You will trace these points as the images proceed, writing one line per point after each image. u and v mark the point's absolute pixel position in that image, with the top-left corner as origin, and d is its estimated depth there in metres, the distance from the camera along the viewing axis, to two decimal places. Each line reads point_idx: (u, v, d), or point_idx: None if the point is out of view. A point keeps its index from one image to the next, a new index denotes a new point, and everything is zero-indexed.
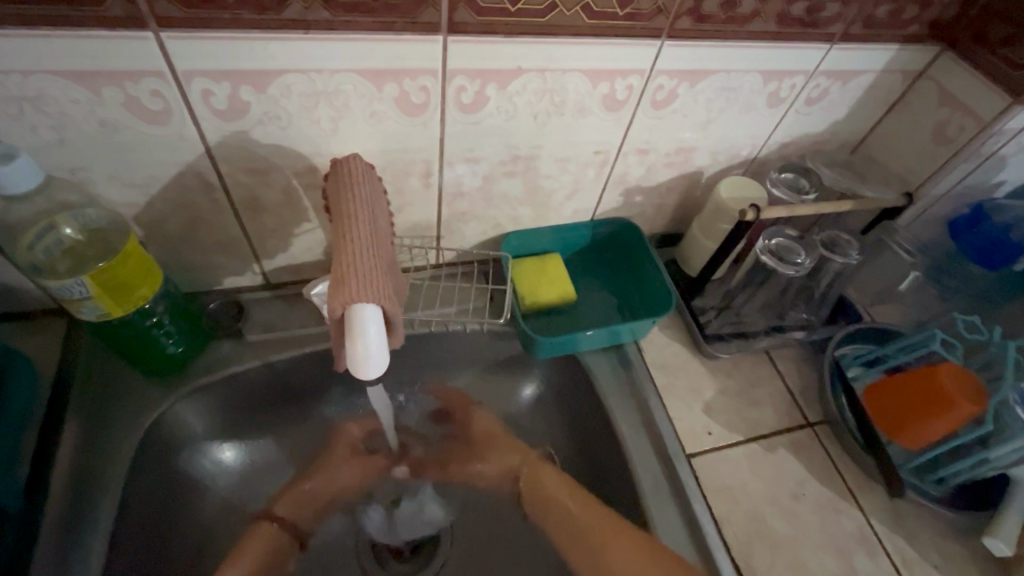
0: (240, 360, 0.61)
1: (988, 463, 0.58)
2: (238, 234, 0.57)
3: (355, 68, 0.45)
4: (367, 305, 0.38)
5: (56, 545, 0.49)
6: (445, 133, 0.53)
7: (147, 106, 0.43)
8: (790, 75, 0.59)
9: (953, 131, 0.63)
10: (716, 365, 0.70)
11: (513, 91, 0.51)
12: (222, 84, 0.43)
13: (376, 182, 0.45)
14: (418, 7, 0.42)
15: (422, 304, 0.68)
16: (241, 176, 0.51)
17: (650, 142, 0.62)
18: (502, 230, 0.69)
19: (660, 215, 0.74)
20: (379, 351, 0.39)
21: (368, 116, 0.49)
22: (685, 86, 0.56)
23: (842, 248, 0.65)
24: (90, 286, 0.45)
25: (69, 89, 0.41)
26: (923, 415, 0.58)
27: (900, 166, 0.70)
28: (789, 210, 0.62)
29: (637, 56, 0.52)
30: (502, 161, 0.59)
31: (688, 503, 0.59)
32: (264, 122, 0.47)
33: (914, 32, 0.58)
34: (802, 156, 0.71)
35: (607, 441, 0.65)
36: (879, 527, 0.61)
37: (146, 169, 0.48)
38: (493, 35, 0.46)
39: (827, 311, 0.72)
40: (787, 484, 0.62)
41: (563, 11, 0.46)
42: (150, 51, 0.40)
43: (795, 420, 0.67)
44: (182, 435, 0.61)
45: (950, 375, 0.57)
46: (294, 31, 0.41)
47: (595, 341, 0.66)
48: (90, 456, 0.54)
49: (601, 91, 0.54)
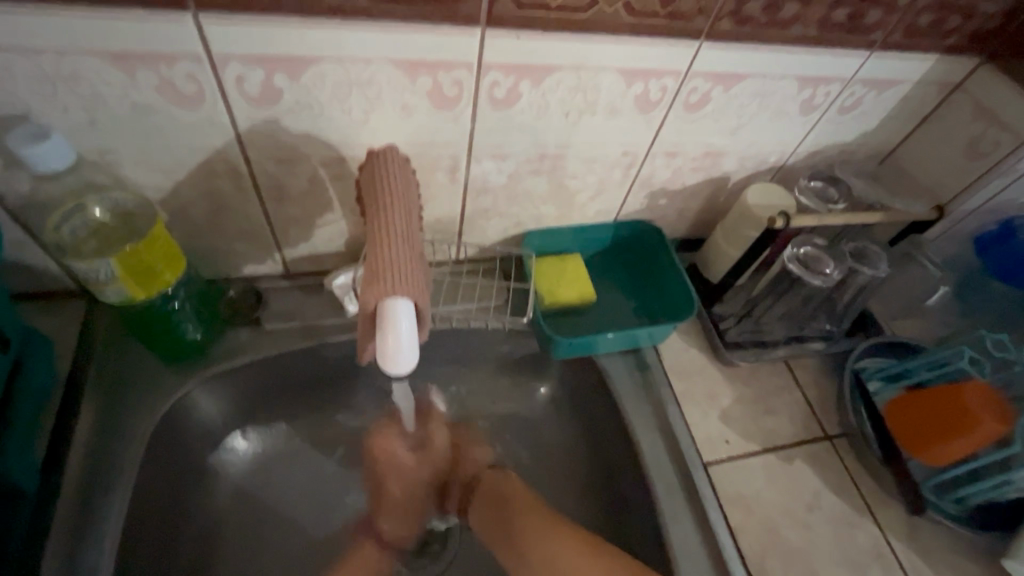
0: (256, 348, 0.61)
1: (1009, 484, 0.56)
2: (262, 222, 0.56)
3: (390, 58, 0.44)
4: (400, 299, 0.38)
5: (72, 526, 0.49)
6: (474, 128, 0.53)
7: (180, 90, 0.43)
8: (826, 82, 0.58)
9: (987, 146, 0.62)
10: (734, 373, 0.69)
11: (546, 88, 0.50)
12: (256, 70, 0.43)
13: (410, 175, 0.45)
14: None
15: (440, 299, 0.67)
16: (269, 163, 0.50)
17: (679, 145, 0.61)
18: (524, 228, 0.68)
19: (683, 219, 0.74)
20: (409, 346, 0.38)
21: (399, 108, 0.49)
22: (719, 89, 0.55)
23: (870, 259, 0.64)
24: (117, 269, 0.45)
25: (104, 69, 0.40)
26: (944, 432, 0.58)
27: (930, 179, 0.69)
28: (818, 220, 0.61)
29: (674, 57, 0.51)
30: (530, 158, 0.58)
31: (704, 510, 0.58)
32: (296, 110, 0.47)
33: (956, 43, 0.56)
34: (831, 165, 0.70)
35: (622, 445, 0.65)
36: (895, 543, 0.60)
37: (174, 153, 0.47)
38: (531, 30, 0.45)
39: (849, 323, 0.71)
40: (804, 496, 0.61)
41: (603, 9, 0.45)
42: (187, 34, 0.39)
43: (813, 432, 0.66)
44: (197, 421, 0.60)
45: (974, 393, 0.57)
46: (331, 19, 0.41)
47: (614, 344, 0.65)
48: (107, 439, 0.53)
49: (635, 91, 0.53)
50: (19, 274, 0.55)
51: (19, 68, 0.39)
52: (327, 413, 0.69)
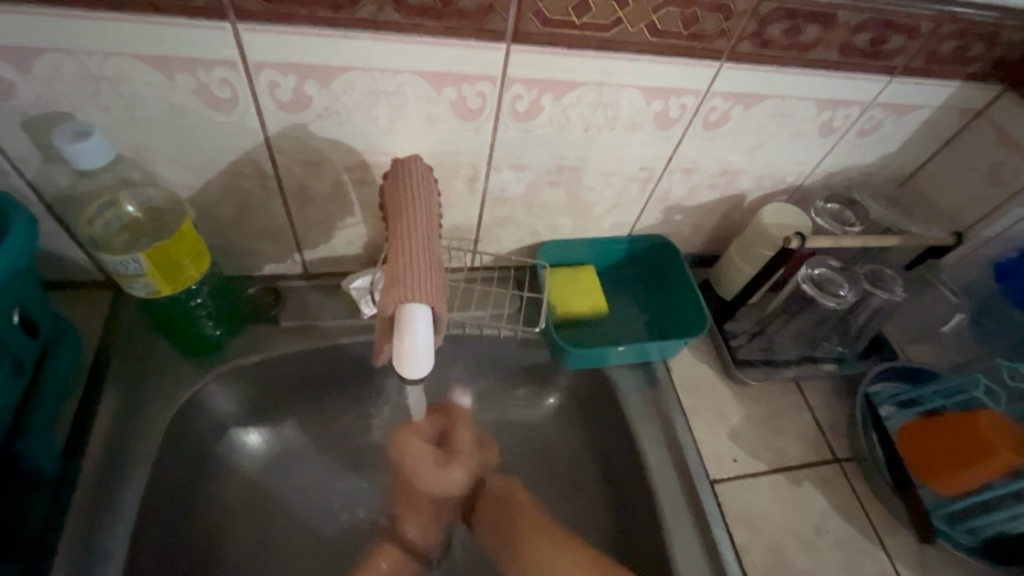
0: (273, 345, 0.62)
1: (1021, 516, 0.56)
2: (284, 223, 0.58)
3: (418, 70, 0.46)
4: (418, 304, 0.39)
5: (87, 511, 0.50)
6: (495, 139, 0.54)
7: (215, 94, 0.44)
8: (845, 105, 0.58)
9: (1008, 173, 0.62)
10: (744, 390, 0.69)
11: (567, 103, 0.52)
12: (288, 77, 0.44)
13: (433, 183, 0.45)
14: (486, 15, 0.43)
15: (454, 305, 0.68)
16: (295, 167, 0.52)
17: (696, 162, 0.62)
18: (540, 238, 0.69)
19: (698, 235, 0.74)
20: (425, 349, 0.39)
21: (423, 118, 0.50)
22: (739, 108, 0.56)
23: (886, 283, 0.64)
24: (145, 264, 0.46)
25: (145, 72, 0.42)
26: (961, 462, 0.57)
27: (950, 204, 0.68)
28: (835, 241, 0.61)
29: (694, 76, 0.52)
30: (549, 170, 0.59)
31: (709, 528, 0.58)
32: (324, 116, 0.48)
33: (978, 70, 0.56)
34: (849, 187, 0.70)
35: (629, 458, 0.65)
36: (903, 571, 0.59)
37: (206, 153, 0.49)
38: (555, 47, 0.46)
39: (862, 346, 0.71)
40: (812, 519, 0.61)
41: (626, 28, 0.46)
42: (225, 41, 0.41)
43: (823, 454, 0.66)
44: (213, 414, 0.62)
45: (991, 426, 0.56)
46: (362, 31, 0.42)
47: (624, 356, 0.66)
48: (125, 428, 0.55)
49: (655, 108, 0.54)
50: (49, 265, 0.57)
51: (67, 68, 0.41)
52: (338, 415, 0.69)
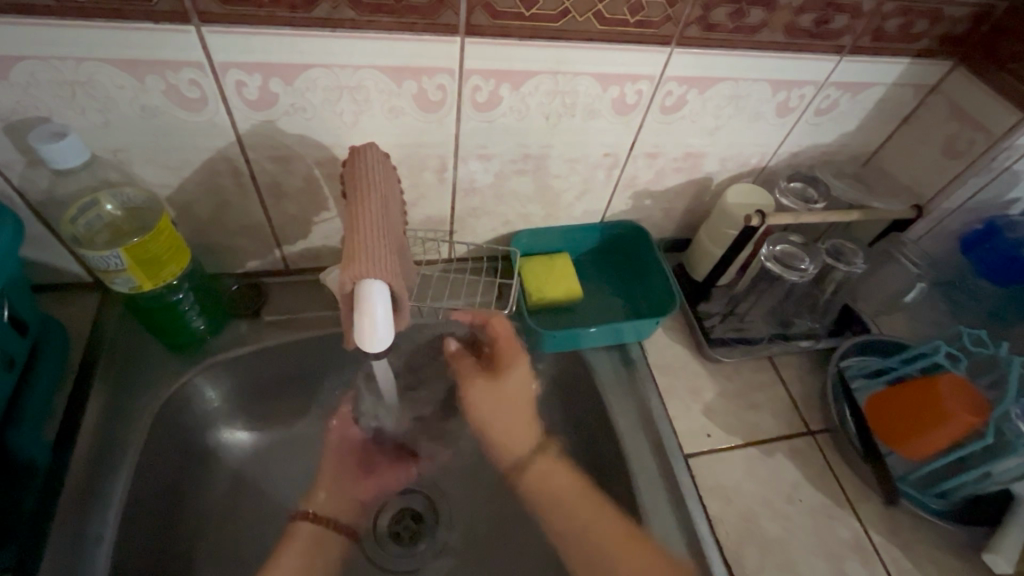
0: (253, 338, 0.64)
1: (990, 477, 0.57)
2: (262, 219, 0.60)
3: (378, 65, 0.48)
4: (375, 281, 0.39)
5: (78, 501, 0.52)
6: (458, 130, 0.56)
7: (185, 95, 0.47)
8: (798, 85, 0.60)
9: (963, 146, 0.64)
10: (718, 368, 0.71)
11: (525, 93, 0.54)
12: (253, 76, 0.47)
13: (389, 168, 0.47)
14: (439, 10, 0.45)
15: (429, 295, 0.71)
16: (268, 163, 0.54)
17: (659, 147, 0.64)
18: (513, 227, 0.71)
19: (669, 219, 0.76)
20: (385, 324, 0.40)
21: (387, 112, 0.52)
22: (693, 92, 0.58)
23: (847, 257, 0.66)
24: (125, 259, 0.48)
25: (117, 76, 0.44)
26: (923, 425, 0.58)
27: (910, 179, 0.70)
28: (795, 217, 0.63)
29: (646, 62, 0.54)
30: (514, 159, 0.61)
31: (683, 501, 0.59)
32: (291, 113, 0.50)
33: (926, 46, 0.58)
34: (812, 167, 0.72)
35: (605, 436, 0.67)
36: (874, 536, 0.60)
37: (182, 153, 0.52)
38: (506, 38, 0.48)
39: (831, 321, 0.74)
40: (784, 489, 0.62)
41: (575, 18, 0.48)
42: (190, 44, 0.43)
43: (794, 427, 0.67)
44: (201, 407, 0.64)
45: (951, 386, 0.57)
46: (320, 30, 0.44)
47: (598, 338, 0.67)
48: (113, 421, 0.57)
49: (611, 94, 0.56)
50: (36, 267, 0.60)
51: (41, 75, 0.43)
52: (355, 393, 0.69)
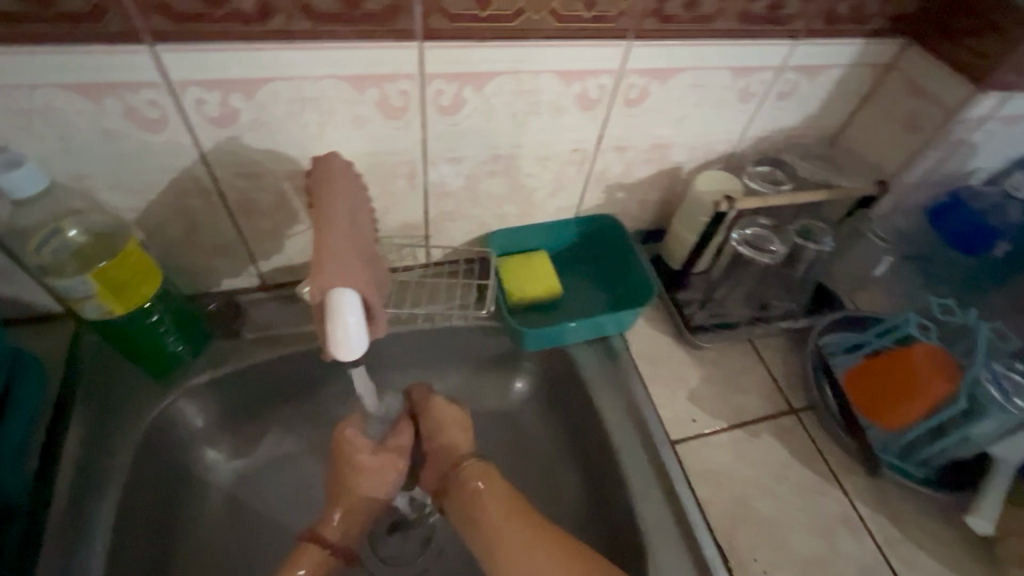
0: (235, 357, 0.64)
1: (969, 441, 0.58)
2: (234, 237, 0.60)
3: (339, 75, 0.48)
4: (345, 290, 0.39)
5: (61, 535, 0.51)
6: (425, 135, 0.56)
7: (145, 115, 0.46)
8: (758, 71, 0.61)
9: (922, 121, 0.65)
10: (700, 354, 0.72)
11: (489, 93, 0.54)
12: (212, 93, 0.46)
13: (354, 177, 0.47)
14: (395, 16, 0.45)
15: (411, 301, 0.71)
16: (236, 180, 0.54)
17: (627, 140, 0.65)
18: (489, 228, 0.72)
19: (643, 210, 0.77)
20: (357, 333, 0.39)
21: (352, 121, 0.52)
22: (656, 83, 0.59)
23: (816, 235, 0.68)
24: (92, 284, 0.48)
25: (73, 101, 0.44)
26: (899, 395, 0.59)
27: (874, 157, 0.71)
28: (764, 201, 0.64)
29: (607, 57, 0.54)
30: (484, 161, 0.61)
31: (673, 488, 0.60)
32: (255, 128, 0.50)
33: (877, 27, 0.60)
34: (779, 150, 0.74)
35: (593, 429, 0.67)
36: (862, 508, 0.61)
37: (147, 175, 0.51)
38: (465, 40, 0.49)
39: (806, 297, 0.74)
40: (771, 468, 0.63)
41: (531, 16, 0.48)
42: (146, 63, 0.43)
43: (778, 407, 0.68)
44: (185, 430, 0.63)
45: (923, 354, 0.58)
46: (277, 42, 0.44)
47: (580, 332, 0.68)
48: (95, 451, 0.56)
49: (575, 90, 0.57)
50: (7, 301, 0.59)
51: None
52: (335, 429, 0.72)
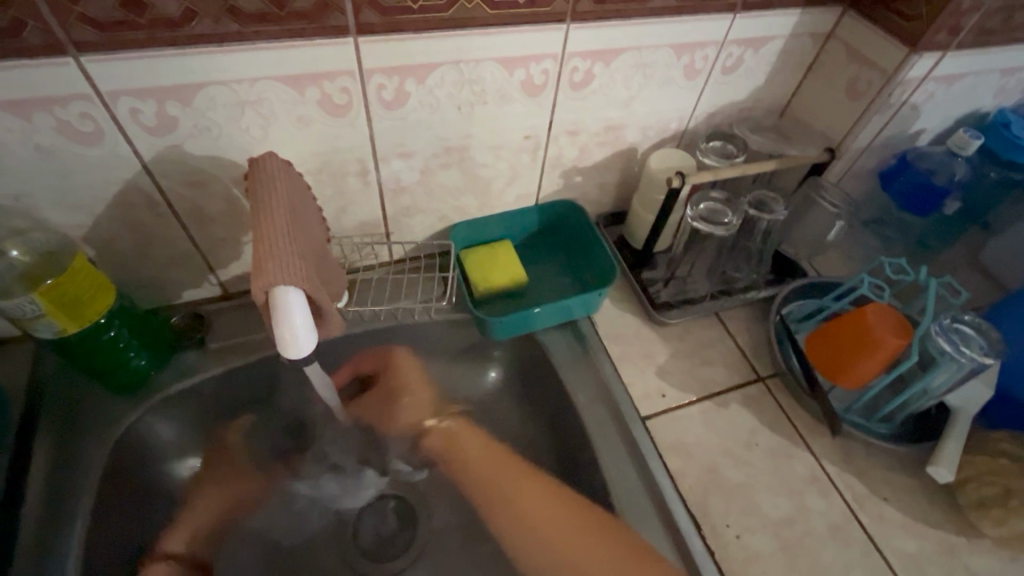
0: (200, 368, 0.63)
1: (928, 394, 0.60)
2: (189, 247, 0.60)
3: (275, 75, 0.48)
4: (289, 288, 0.40)
5: (32, 557, 0.50)
6: (373, 131, 0.56)
7: (79, 129, 0.46)
8: (700, 47, 0.62)
9: (864, 86, 0.66)
10: (667, 330, 0.73)
11: (432, 86, 0.54)
12: (147, 102, 0.46)
13: (294, 177, 0.47)
14: (324, 13, 0.45)
15: (377, 299, 0.71)
16: (183, 189, 0.54)
17: (577, 123, 0.65)
18: (450, 221, 0.72)
19: (603, 193, 0.78)
20: (305, 332, 0.42)
21: (295, 121, 0.52)
22: (599, 66, 0.59)
23: (769, 206, 0.68)
24: (41, 304, 0.47)
25: (2, 119, 0.43)
26: (856, 356, 0.61)
27: (822, 124, 0.72)
28: (715, 175, 0.65)
29: (546, 41, 0.55)
30: (436, 153, 0.62)
31: (645, 462, 0.61)
32: (195, 134, 0.50)
33: None
34: (731, 124, 0.75)
35: (566, 412, 0.68)
36: (830, 468, 0.63)
37: (89, 190, 0.51)
38: (400, 33, 0.49)
39: (768, 269, 0.76)
40: (741, 436, 0.64)
41: (463, 5, 0.49)
42: (73, 76, 0.42)
43: (745, 376, 0.70)
44: (155, 445, 0.63)
45: (876, 313, 0.60)
46: (207, 46, 0.44)
47: (546, 318, 0.68)
48: (62, 472, 0.55)
49: (518, 77, 0.57)
50: None
51: None
52: (310, 433, 0.72)
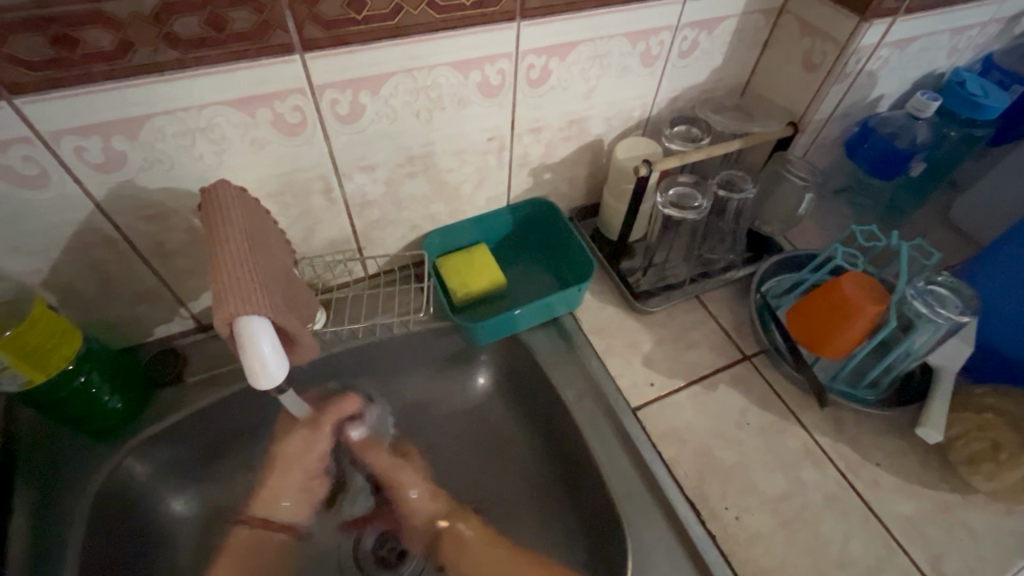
0: (181, 405, 0.62)
1: (909, 357, 0.61)
2: (156, 282, 0.58)
3: (223, 100, 0.47)
4: (254, 317, 0.40)
5: None
6: (331, 147, 0.55)
7: (23, 173, 0.44)
8: (654, 33, 0.62)
9: (819, 58, 0.66)
10: (650, 318, 0.73)
11: (386, 96, 0.53)
12: (91, 139, 0.45)
13: (250, 204, 0.46)
14: (266, 32, 0.44)
15: (356, 316, 0.70)
16: (140, 224, 0.52)
17: (540, 120, 0.65)
18: (422, 230, 0.71)
19: (574, 187, 0.77)
20: (273, 361, 0.40)
21: (249, 144, 0.51)
22: (555, 60, 0.59)
23: (738, 185, 0.69)
24: (5, 357, 0.47)
25: None
26: (837, 328, 0.61)
27: (783, 99, 0.73)
28: (682, 159, 0.65)
29: (499, 41, 0.54)
30: (399, 163, 0.61)
31: (638, 452, 0.61)
32: (147, 167, 0.48)
33: None
34: (694, 107, 0.75)
35: (557, 410, 0.67)
36: (821, 439, 0.63)
37: (42, 235, 0.49)
38: (347, 46, 0.48)
39: (743, 247, 0.76)
40: (731, 416, 0.65)
41: (409, 12, 0.48)
42: (9, 118, 0.41)
43: (731, 356, 0.70)
44: (141, 488, 0.61)
45: (852, 285, 0.60)
46: (147, 76, 0.43)
47: (529, 318, 0.68)
48: (46, 526, 0.54)
49: (474, 79, 0.56)
50: None
51: None
52: None
